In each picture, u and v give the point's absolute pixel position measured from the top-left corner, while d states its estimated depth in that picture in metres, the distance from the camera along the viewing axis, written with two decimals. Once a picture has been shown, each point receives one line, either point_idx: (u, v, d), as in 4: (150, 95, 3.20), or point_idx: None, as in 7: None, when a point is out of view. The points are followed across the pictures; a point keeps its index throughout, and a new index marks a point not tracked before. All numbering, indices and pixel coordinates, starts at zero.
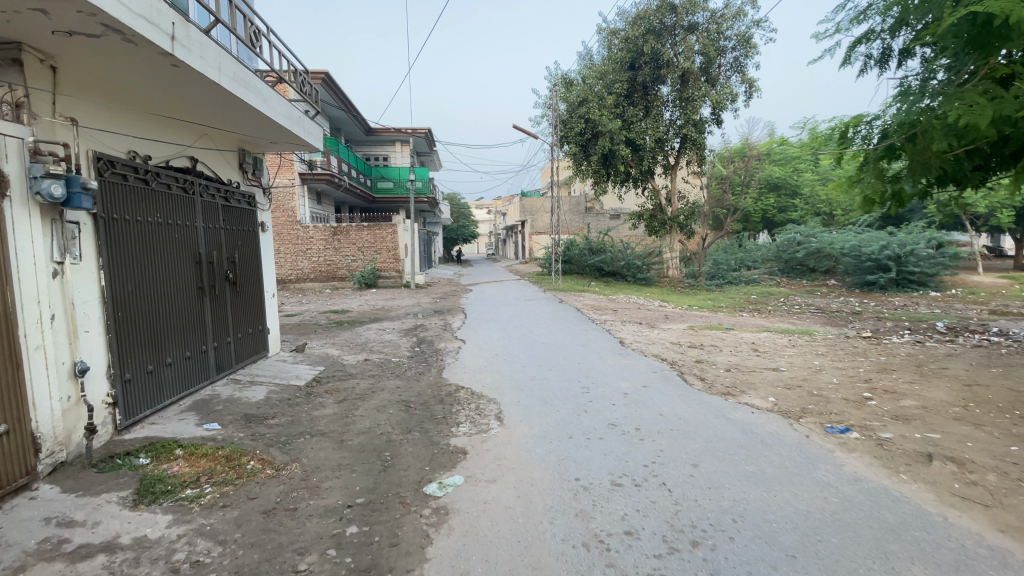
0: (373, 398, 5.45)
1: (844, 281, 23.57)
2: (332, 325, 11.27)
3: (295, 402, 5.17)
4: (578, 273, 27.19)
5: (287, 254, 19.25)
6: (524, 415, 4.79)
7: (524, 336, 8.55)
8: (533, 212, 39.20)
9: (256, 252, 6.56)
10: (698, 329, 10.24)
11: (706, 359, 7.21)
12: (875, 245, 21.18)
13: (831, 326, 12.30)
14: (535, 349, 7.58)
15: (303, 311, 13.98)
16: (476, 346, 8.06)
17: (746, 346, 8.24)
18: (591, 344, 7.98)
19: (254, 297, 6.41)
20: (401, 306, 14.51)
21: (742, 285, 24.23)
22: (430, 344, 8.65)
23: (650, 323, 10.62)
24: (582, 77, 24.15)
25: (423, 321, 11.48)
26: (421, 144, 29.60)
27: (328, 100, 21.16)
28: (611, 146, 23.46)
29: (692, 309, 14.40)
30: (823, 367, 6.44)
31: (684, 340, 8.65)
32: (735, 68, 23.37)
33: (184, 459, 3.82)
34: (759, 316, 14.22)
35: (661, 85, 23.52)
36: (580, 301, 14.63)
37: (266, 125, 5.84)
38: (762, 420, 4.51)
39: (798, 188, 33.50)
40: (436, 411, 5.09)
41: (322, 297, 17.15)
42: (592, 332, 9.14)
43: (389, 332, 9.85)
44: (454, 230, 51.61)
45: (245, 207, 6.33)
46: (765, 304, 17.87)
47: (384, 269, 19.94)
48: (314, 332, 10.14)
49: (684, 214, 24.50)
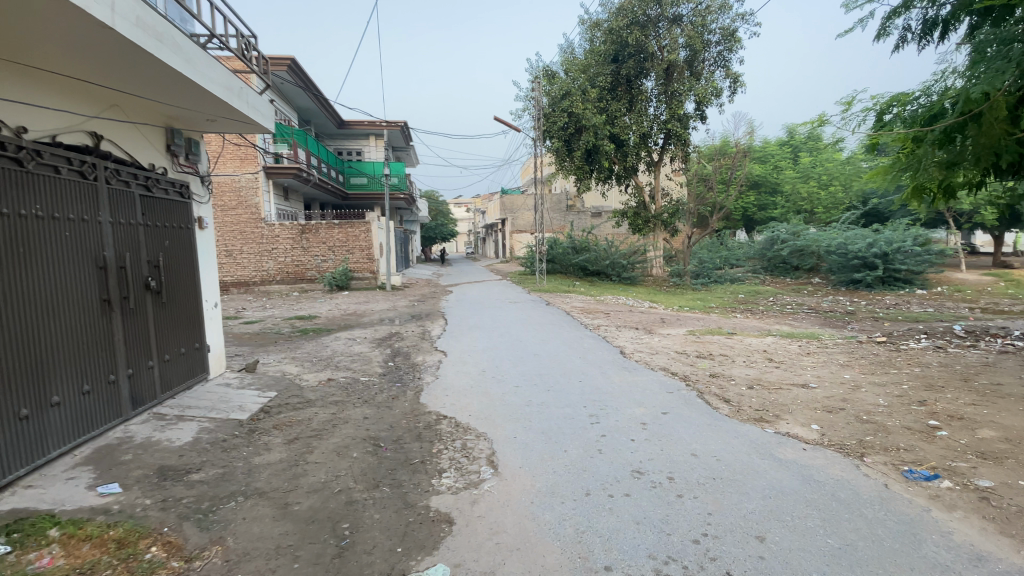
0: (334, 435, 4.39)
1: (829, 279, 23.23)
2: (296, 334, 10.10)
3: (231, 445, 4.08)
4: (561, 273, 26.32)
5: (250, 254, 17.86)
6: (524, 457, 3.81)
7: (513, 347, 7.55)
8: (514, 210, 38.25)
9: (191, 253, 5.43)
10: (701, 334, 9.41)
11: (722, 374, 6.33)
12: (862, 243, 20.78)
13: (834, 329, 11.64)
14: (528, 363, 6.60)
15: (267, 317, 12.72)
16: (458, 360, 7.01)
17: (760, 356, 7.39)
18: (589, 355, 7.03)
19: (188, 308, 5.27)
20: (376, 310, 13.36)
21: (728, 284, 23.68)
22: (405, 357, 7.58)
23: (647, 327, 9.77)
24: (565, 70, 23.28)
25: (398, 329, 10.38)
26: (396, 137, 28.31)
27: (296, 89, 19.87)
28: (595, 141, 22.64)
29: (686, 311, 13.64)
30: (861, 383, 5.62)
31: (691, 348, 7.79)
32: (720, 63, 22.79)
33: (59, 547, 2.72)
34: (754, 318, 13.52)
35: (645, 79, 22.80)
36: (568, 303, 13.71)
37: (198, 97, 4.77)
38: (821, 463, 3.62)
39: (778, 186, 33.29)
40: (412, 453, 4.06)
41: (289, 301, 15.85)
42: (588, 339, 8.19)
43: (359, 342, 8.73)
44: (432, 229, 50.34)
45: (175, 199, 5.20)
46: (755, 304, 17.26)
47: (357, 270, 18.68)
48: (274, 344, 8.96)
49: (668, 212, 23.89)
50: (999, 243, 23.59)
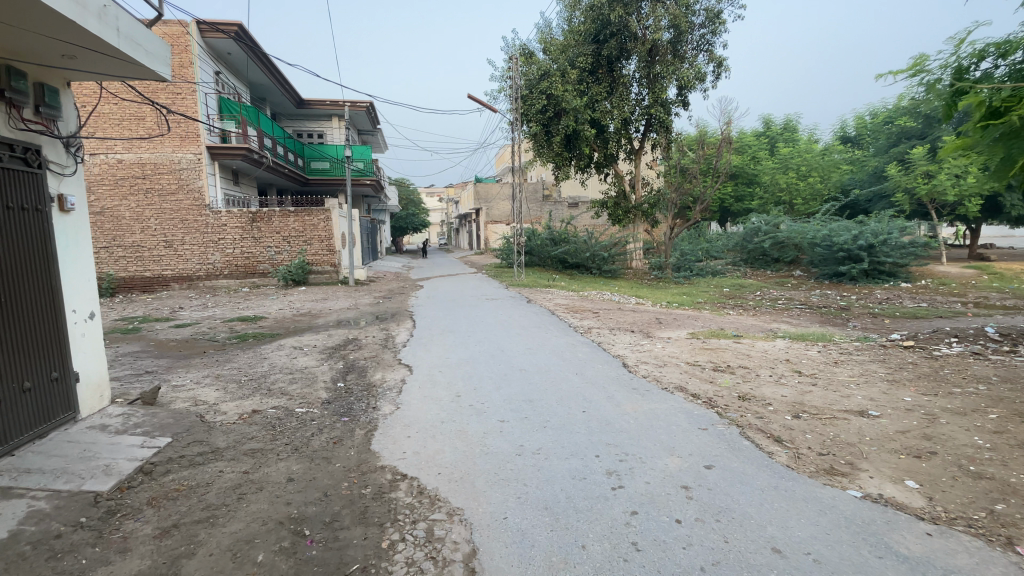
0: (236, 518, 2.97)
1: (811, 272, 22.69)
2: (233, 341, 8.48)
3: (66, 549, 2.67)
4: (539, 265, 25.10)
5: (193, 246, 15.91)
6: (522, 563, 2.48)
7: (496, 360, 6.19)
8: (488, 200, 36.81)
9: (44, 244, 3.90)
10: (706, 337, 8.24)
11: (753, 396, 5.14)
12: (847, 235, 20.12)
13: (837, 328, 10.79)
14: (517, 383, 5.26)
15: (204, 319, 10.99)
16: (428, 378, 5.60)
17: (786, 368, 6.24)
18: (588, 370, 5.75)
19: (33, 324, 3.74)
20: (334, 310, 11.78)
21: (710, 277, 22.81)
22: (361, 373, 6.14)
23: (644, 329, 8.56)
24: (543, 49, 21.77)
25: (356, 333, 8.86)
26: (360, 118, 26.34)
27: (245, 60, 17.86)
28: (575, 125, 21.29)
29: (675, 307, 12.62)
30: (933, 414, 4.53)
31: (704, 358, 6.59)
32: (703, 46, 21.75)
33: None
34: (749, 315, 12.52)
35: (627, 60, 21.58)
36: (549, 300, 12.39)
37: (36, 14, 3.23)
38: (969, 565, 2.45)
39: (755, 177, 32.59)
40: (350, 549, 2.67)
41: (236, 298, 14.04)
42: (582, 347, 6.90)
43: (306, 354, 7.20)
44: (403, 219, 48.22)
45: (10, 168, 3.65)
46: (744, 298, 16.37)
47: (316, 263, 16.95)
48: (200, 356, 7.37)
49: (649, 203, 22.90)
50: (976, 236, 23.54)
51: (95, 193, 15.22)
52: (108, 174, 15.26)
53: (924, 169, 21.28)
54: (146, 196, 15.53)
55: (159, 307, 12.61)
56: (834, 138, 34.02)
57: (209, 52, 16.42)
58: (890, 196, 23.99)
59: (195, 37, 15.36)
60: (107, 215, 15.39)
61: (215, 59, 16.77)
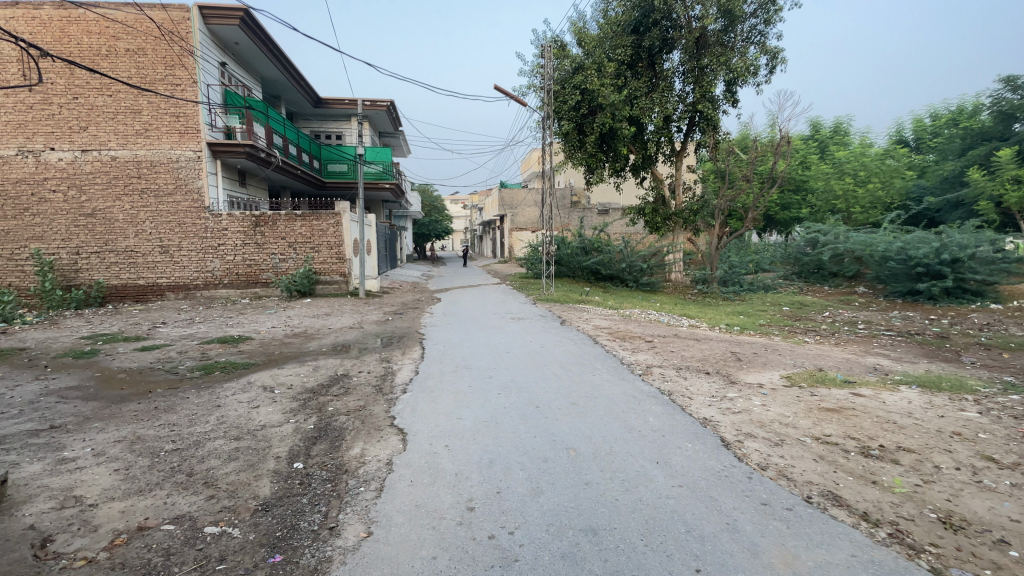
0: None
1: (878, 288, 20.02)
2: (195, 373, 6.74)
3: None
4: (569, 276, 23.04)
5: (191, 251, 14.47)
6: None
7: (529, 427, 4.23)
8: (514, 206, 34.97)
9: None
10: (811, 387, 6.07)
11: (967, 524, 3.11)
12: (926, 247, 17.47)
13: (960, 370, 8.47)
14: (566, 481, 3.30)
15: (181, 338, 9.32)
16: (426, 461, 3.66)
17: (971, 454, 4.16)
18: (671, 454, 3.75)
19: None
20: (333, 329, 10.01)
21: (762, 292, 20.32)
22: (337, 439, 4.27)
23: (721, 371, 6.45)
24: (576, 41, 19.80)
25: (349, 365, 7.02)
26: (381, 119, 24.88)
27: (255, 52, 16.57)
28: (612, 124, 19.24)
29: (742, 334, 10.43)
30: None
31: (833, 429, 4.54)
32: (754, 37, 19.50)
33: None
34: (833, 345, 10.20)
35: (670, 53, 19.48)
36: (587, 323, 10.33)
37: None
38: None
39: (805, 183, 29.91)
40: None
41: (229, 312, 12.42)
42: (650, 405, 4.87)
43: (273, 401, 5.39)
44: (426, 225, 46.54)
45: None
46: (811, 319, 14.01)
47: (324, 272, 15.34)
48: (139, 399, 5.60)
49: (691, 209, 20.67)
50: None
51: (87, 193, 13.89)
52: (102, 173, 13.90)
53: (1014, 174, 18.59)
54: (141, 197, 14.13)
55: (139, 321, 11.08)
56: (890, 141, 31.05)
57: (214, 41, 15.14)
58: (970, 204, 21.20)
59: (198, 23, 14.15)
60: (100, 218, 14.04)
61: (221, 50, 15.48)
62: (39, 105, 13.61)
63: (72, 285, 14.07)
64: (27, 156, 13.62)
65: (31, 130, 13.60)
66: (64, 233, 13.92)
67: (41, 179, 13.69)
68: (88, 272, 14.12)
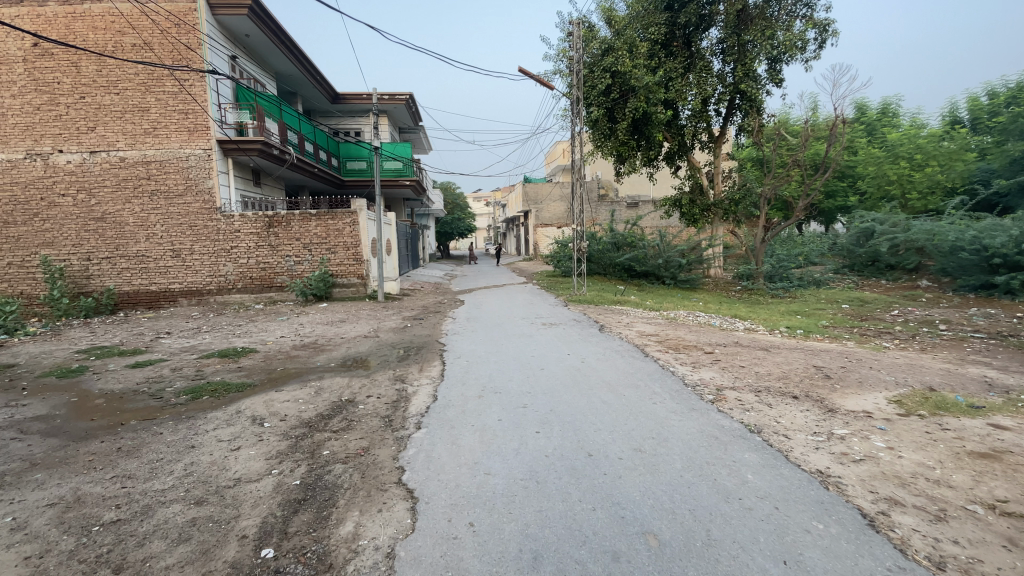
0: None
1: (945, 281, 18.05)
2: (181, 397, 5.81)
3: None
4: (600, 273, 21.75)
5: (204, 255, 13.79)
6: None
7: (585, 492, 3.08)
8: (539, 201, 33.72)
9: None
10: (936, 417, 4.70)
11: None
12: (1005, 234, 15.51)
13: None
14: None
15: (180, 351, 8.47)
16: (445, 555, 2.55)
17: None
18: (800, 545, 2.56)
19: None
20: (346, 339, 9.03)
21: (814, 288, 18.62)
22: (326, 505, 3.19)
23: (812, 395, 5.13)
24: (606, 21, 18.36)
25: (357, 386, 5.99)
26: (401, 113, 23.95)
27: (267, 44, 15.76)
28: (645, 108, 17.83)
29: (810, 338, 9.01)
30: None
31: (1010, 491, 3.23)
32: (800, 11, 17.65)
33: None
34: (922, 352, 8.66)
35: (707, 30, 17.95)
36: (630, 328, 9.08)
37: None
38: None
39: (852, 168, 27.77)
40: None
41: (239, 319, 11.61)
42: (741, 451, 3.66)
43: (259, 439, 4.38)
44: (449, 223, 45.68)
45: None
46: (880, 319, 12.37)
47: (341, 274, 14.48)
48: (103, 436, 4.66)
49: (731, 199, 19.06)
50: None
51: (97, 196, 13.32)
52: (111, 174, 13.30)
53: None
54: (151, 199, 13.50)
55: (143, 331, 10.35)
56: (944, 122, 28.54)
57: (223, 34, 14.36)
58: None
59: (205, 14, 13.36)
60: (110, 222, 13.45)
61: (230, 42, 14.71)
62: (47, 106, 13.09)
63: (83, 292, 13.53)
64: (34, 158, 13.10)
65: (38, 132, 13.09)
66: (75, 238, 13.39)
67: (50, 183, 13.17)
68: (100, 279, 13.57)
